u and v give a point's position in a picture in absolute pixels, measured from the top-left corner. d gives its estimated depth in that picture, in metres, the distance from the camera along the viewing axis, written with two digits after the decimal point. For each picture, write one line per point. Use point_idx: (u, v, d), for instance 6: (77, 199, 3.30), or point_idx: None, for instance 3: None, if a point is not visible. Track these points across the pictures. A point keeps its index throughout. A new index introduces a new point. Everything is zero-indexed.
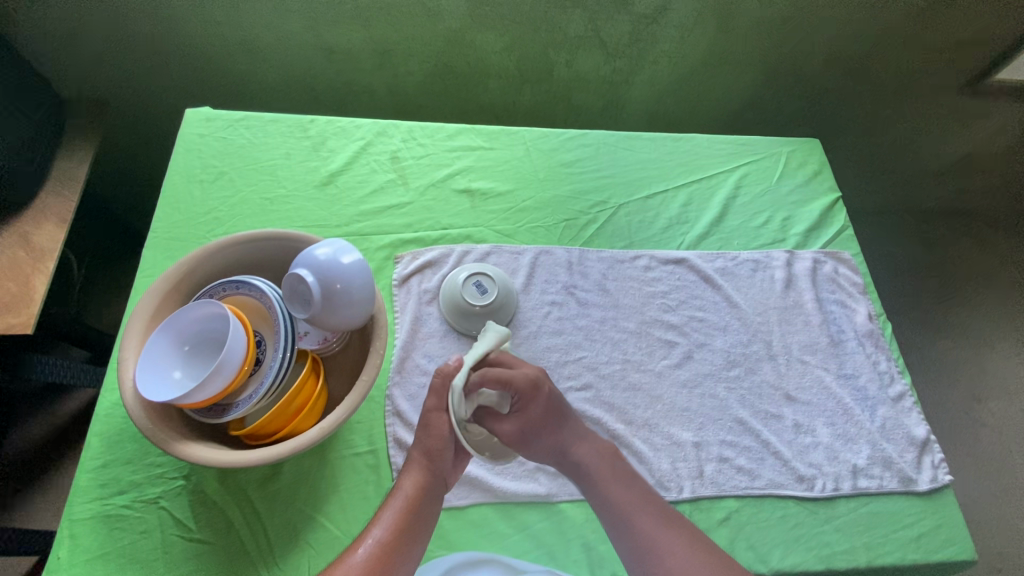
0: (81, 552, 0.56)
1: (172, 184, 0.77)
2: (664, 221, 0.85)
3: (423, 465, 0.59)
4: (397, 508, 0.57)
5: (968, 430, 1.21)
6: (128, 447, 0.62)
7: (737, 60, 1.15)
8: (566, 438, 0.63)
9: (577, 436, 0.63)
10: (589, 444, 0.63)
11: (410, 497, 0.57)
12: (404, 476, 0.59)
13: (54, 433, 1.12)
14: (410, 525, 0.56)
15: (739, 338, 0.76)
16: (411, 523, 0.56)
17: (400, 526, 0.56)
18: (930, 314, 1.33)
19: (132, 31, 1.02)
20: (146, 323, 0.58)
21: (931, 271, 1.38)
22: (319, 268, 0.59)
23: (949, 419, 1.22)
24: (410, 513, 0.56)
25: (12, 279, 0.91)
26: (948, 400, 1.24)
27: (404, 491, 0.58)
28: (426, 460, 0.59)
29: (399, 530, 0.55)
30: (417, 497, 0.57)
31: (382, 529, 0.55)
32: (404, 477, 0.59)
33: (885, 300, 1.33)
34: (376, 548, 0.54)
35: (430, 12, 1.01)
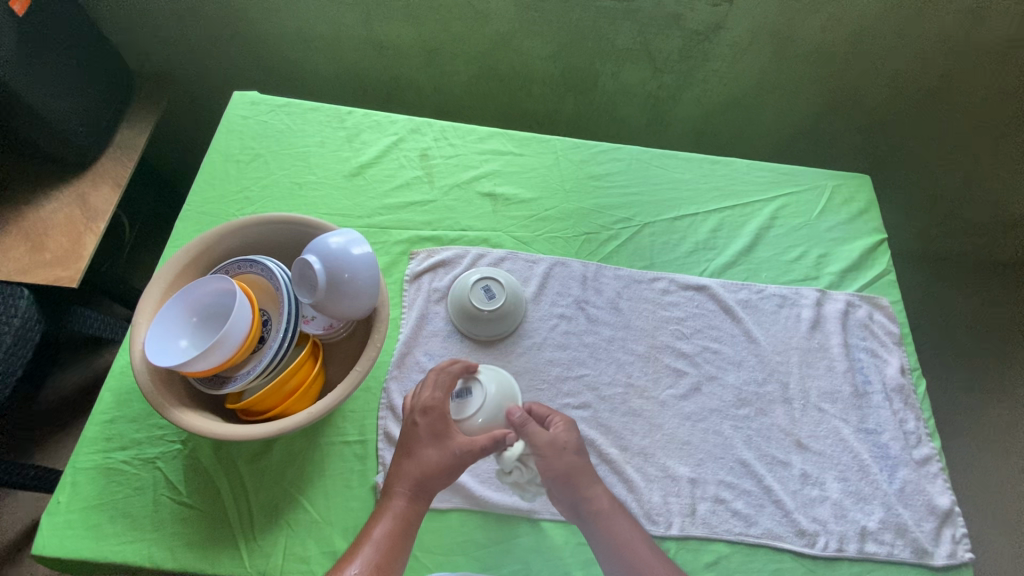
0: (79, 499, 0.60)
1: (211, 161, 0.81)
2: (690, 245, 0.82)
3: (420, 490, 0.57)
4: (391, 529, 0.55)
5: (1015, 504, 1.11)
6: (136, 406, 0.65)
7: (793, 84, 1.10)
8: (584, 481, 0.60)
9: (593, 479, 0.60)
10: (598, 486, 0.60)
11: (401, 520, 0.55)
12: (390, 498, 0.56)
13: (89, 381, 1.20)
14: (400, 546, 0.54)
15: (754, 376, 0.72)
16: (403, 547, 0.55)
17: (393, 546, 0.54)
18: (983, 374, 1.22)
19: (199, 16, 1.08)
20: (163, 291, 0.60)
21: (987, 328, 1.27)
22: (327, 255, 0.60)
23: (992, 490, 1.12)
24: (404, 536, 0.55)
25: (65, 235, 1.00)
26: (993, 470, 1.14)
27: (397, 511, 0.56)
28: (425, 485, 0.57)
29: (392, 551, 0.54)
30: (411, 520, 0.56)
31: (376, 549, 0.53)
32: (392, 500, 0.56)
33: (933, 353, 1.24)
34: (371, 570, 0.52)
35: (479, 15, 1.01)
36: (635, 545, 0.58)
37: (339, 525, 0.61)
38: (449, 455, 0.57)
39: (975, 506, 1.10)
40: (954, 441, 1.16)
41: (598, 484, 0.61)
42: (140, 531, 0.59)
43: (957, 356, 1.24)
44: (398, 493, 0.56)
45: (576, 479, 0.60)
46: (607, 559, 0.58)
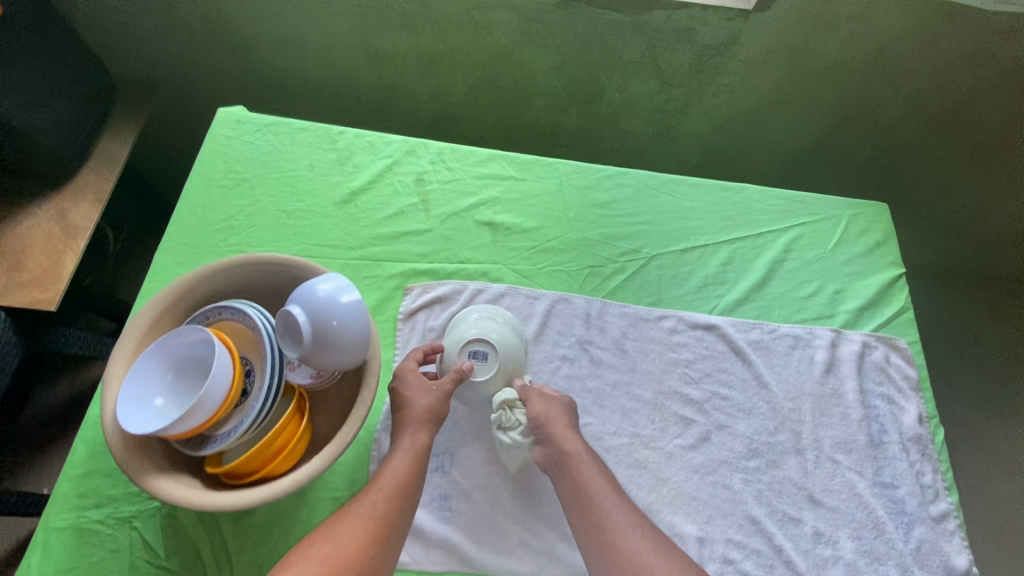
0: (50, 562, 0.56)
1: (193, 186, 0.76)
2: (700, 279, 0.78)
3: (426, 424, 0.59)
4: (409, 457, 0.57)
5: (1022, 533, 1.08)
6: (111, 459, 0.61)
7: (807, 100, 1.05)
8: (558, 432, 0.59)
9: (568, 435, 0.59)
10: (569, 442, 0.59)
11: (416, 450, 0.57)
12: (404, 433, 0.58)
13: (77, 396, 1.17)
14: (417, 474, 0.56)
15: (765, 425, 0.69)
16: (419, 474, 0.56)
17: (410, 471, 0.56)
18: (992, 397, 1.19)
19: (183, 23, 1.02)
20: (138, 340, 0.56)
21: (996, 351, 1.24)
22: (312, 306, 0.55)
23: (1000, 518, 1.10)
24: (419, 464, 0.57)
25: (45, 255, 0.96)
26: (1001, 497, 1.11)
27: (408, 442, 0.58)
28: (428, 419, 0.59)
29: (410, 478, 0.55)
30: (423, 451, 0.58)
31: (393, 475, 0.55)
32: (401, 438, 0.58)
33: (942, 375, 1.21)
34: (391, 491, 0.54)
35: (479, 25, 0.96)
36: (594, 488, 0.56)
37: None
38: (439, 400, 0.60)
39: (981, 536, 1.08)
40: (960, 466, 1.14)
41: (570, 433, 0.60)
42: None
43: (967, 378, 1.21)
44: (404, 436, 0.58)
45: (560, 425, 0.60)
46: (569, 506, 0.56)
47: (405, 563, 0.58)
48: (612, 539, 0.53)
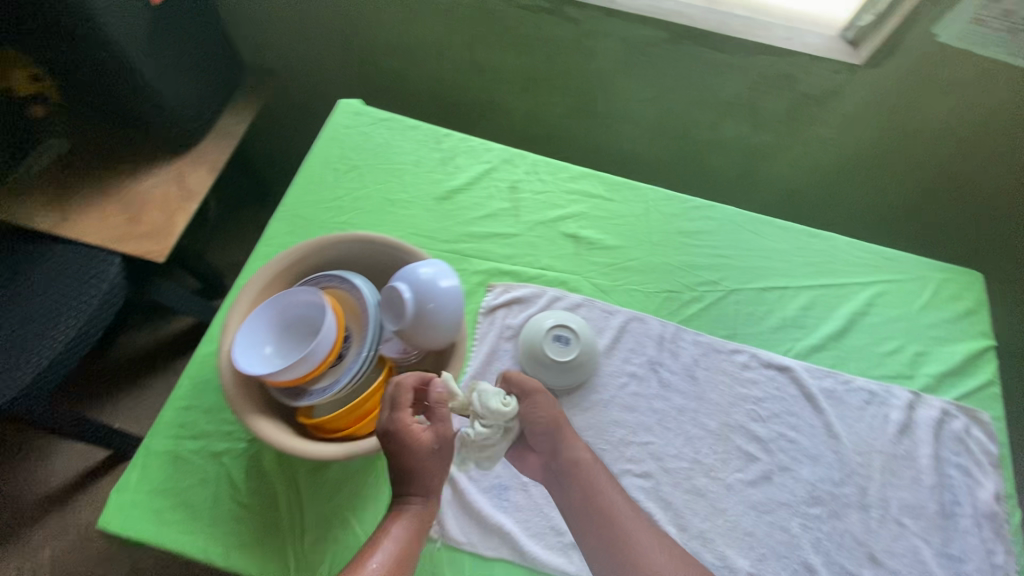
0: (148, 480, 0.62)
1: (310, 165, 0.83)
2: (777, 319, 0.78)
3: (425, 485, 0.58)
4: (410, 527, 0.56)
5: None
6: (210, 398, 0.66)
7: (901, 161, 1.04)
8: (572, 442, 0.63)
9: (581, 449, 0.62)
10: (584, 453, 0.62)
11: (416, 521, 0.56)
12: (403, 496, 0.57)
13: (155, 345, 1.31)
14: (414, 543, 0.55)
15: (830, 474, 0.68)
16: (414, 546, 0.55)
17: (407, 540, 0.55)
18: None
19: (312, 24, 1.12)
20: (255, 294, 0.62)
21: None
22: (417, 285, 0.60)
23: None
24: (417, 533, 0.56)
25: (162, 211, 1.07)
26: None
27: (407, 508, 0.56)
28: (428, 481, 0.58)
29: (405, 546, 0.54)
30: (421, 518, 0.57)
31: (390, 543, 0.54)
32: (400, 501, 0.57)
33: None
34: (390, 564, 0.53)
35: (584, 53, 1.01)
36: (607, 501, 0.60)
37: None
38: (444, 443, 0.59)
39: None
40: None
41: (575, 439, 0.63)
42: (199, 523, 0.61)
43: None
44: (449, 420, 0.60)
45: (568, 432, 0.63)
46: (585, 523, 0.59)
47: (460, 542, 0.61)
48: (640, 560, 0.57)
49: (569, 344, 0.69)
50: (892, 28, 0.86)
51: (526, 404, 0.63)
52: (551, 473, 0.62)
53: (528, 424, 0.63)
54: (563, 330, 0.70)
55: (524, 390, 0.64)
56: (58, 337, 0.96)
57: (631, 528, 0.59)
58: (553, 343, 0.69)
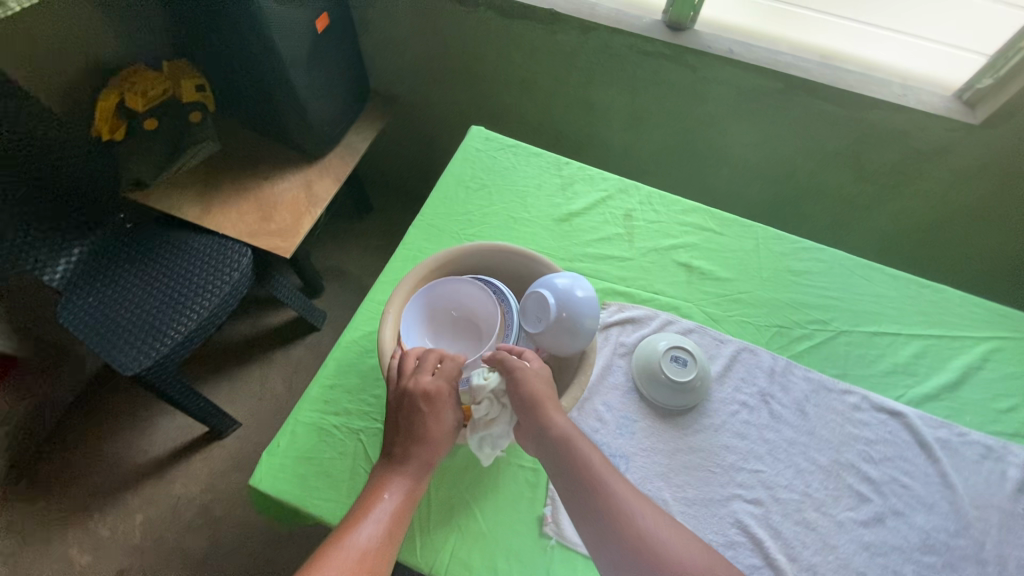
0: (295, 448, 0.68)
1: (445, 181, 0.91)
2: (887, 365, 0.78)
3: (418, 463, 0.60)
4: (400, 500, 0.58)
5: None
6: (351, 380, 0.73)
7: (1010, 222, 1.04)
8: (584, 447, 0.61)
9: (593, 454, 0.62)
10: (596, 457, 0.62)
11: (408, 491, 0.59)
12: (397, 471, 0.59)
13: (254, 334, 1.46)
14: (403, 517, 0.58)
15: (945, 525, 0.67)
16: (402, 521, 0.57)
17: (397, 516, 0.57)
18: None
19: (441, 56, 1.23)
20: (410, 287, 0.69)
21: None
22: (558, 294, 0.65)
23: None
24: (406, 507, 0.58)
25: (290, 212, 1.19)
26: None
27: (399, 485, 0.59)
28: (422, 461, 0.60)
29: (396, 521, 0.57)
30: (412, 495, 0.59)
31: (383, 519, 0.56)
32: (394, 476, 0.59)
33: None
34: (384, 534, 0.56)
35: (697, 96, 1.06)
36: (612, 500, 0.59)
37: (502, 544, 0.64)
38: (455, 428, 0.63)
39: None
40: None
41: (587, 446, 0.62)
42: (338, 492, 0.66)
43: None
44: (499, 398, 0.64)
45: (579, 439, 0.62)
46: (598, 526, 0.58)
47: (575, 543, 0.64)
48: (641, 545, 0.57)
49: (686, 366, 0.73)
50: (1015, 91, 0.88)
51: (508, 378, 0.63)
52: (563, 480, 0.61)
53: (518, 405, 0.62)
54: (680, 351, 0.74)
55: (508, 368, 0.63)
56: (193, 314, 1.07)
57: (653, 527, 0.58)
58: (670, 363, 0.73)
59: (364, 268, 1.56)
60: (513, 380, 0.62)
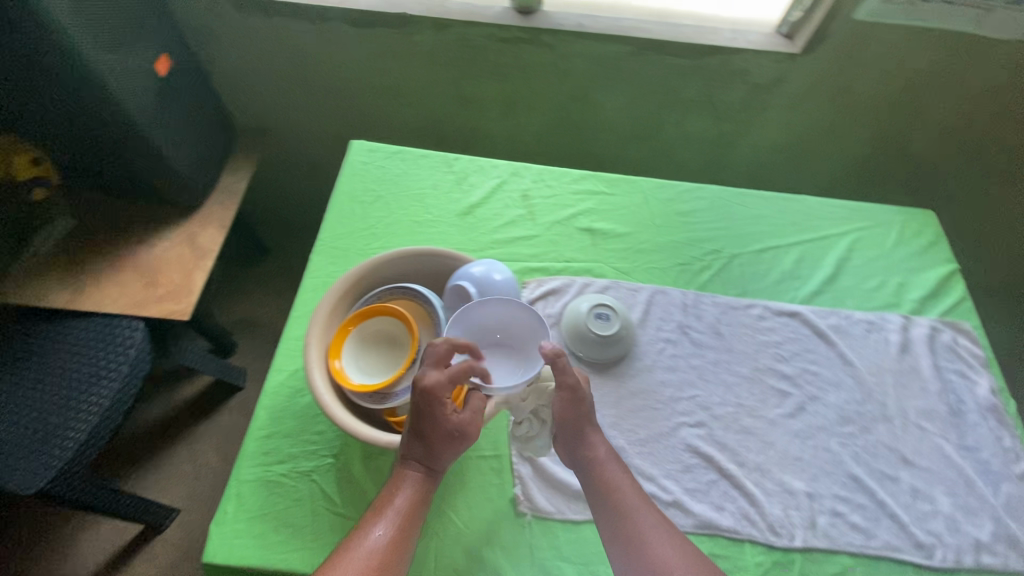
0: (246, 510, 0.64)
1: (338, 201, 0.89)
2: (777, 274, 0.88)
3: (427, 461, 0.60)
4: (410, 498, 0.59)
5: None
6: (288, 423, 0.70)
7: (846, 130, 1.20)
8: (615, 473, 0.63)
9: (620, 480, 0.63)
10: (625, 483, 0.63)
11: (416, 490, 0.59)
12: (406, 469, 0.60)
13: (172, 412, 1.34)
14: (416, 518, 0.58)
15: (853, 396, 0.77)
16: (414, 519, 0.58)
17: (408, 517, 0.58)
18: None
19: (305, 78, 1.20)
20: (326, 314, 0.67)
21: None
22: (476, 282, 0.67)
23: None
24: (418, 506, 0.59)
25: (177, 272, 1.10)
26: None
27: (409, 483, 0.59)
28: (429, 457, 0.60)
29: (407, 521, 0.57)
30: (422, 491, 0.60)
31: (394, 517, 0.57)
32: (404, 474, 0.60)
33: None
34: (394, 535, 0.56)
35: (560, 72, 1.12)
36: (642, 526, 0.60)
37: (484, 536, 0.65)
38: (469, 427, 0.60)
39: None
40: None
41: (619, 468, 0.64)
42: (303, 539, 0.63)
43: None
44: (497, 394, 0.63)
45: (605, 469, 0.63)
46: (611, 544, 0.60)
47: (551, 512, 0.66)
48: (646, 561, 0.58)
49: (609, 319, 0.78)
50: (818, 18, 1.02)
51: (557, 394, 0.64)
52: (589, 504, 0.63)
53: (562, 431, 0.64)
54: (601, 306, 0.78)
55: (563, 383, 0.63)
56: (91, 410, 0.95)
57: (661, 554, 0.58)
58: (594, 321, 0.77)
59: (276, 312, 1.48)
60: (569, 399, 0.63)
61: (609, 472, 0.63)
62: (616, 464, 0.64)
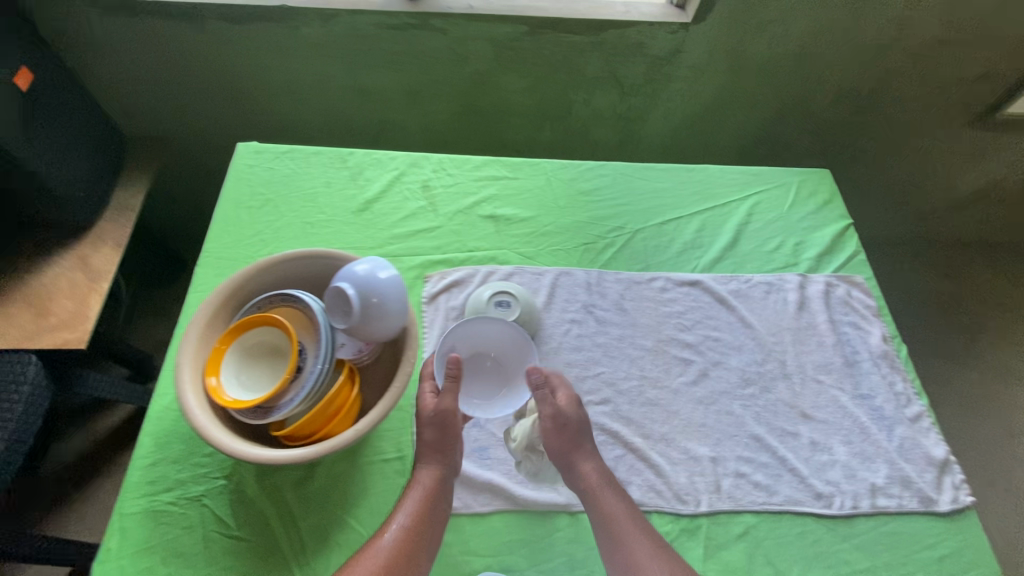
0: (131, 544, 0.61)
1: (224, 209, 0.84)
2: (679, 246, 0.88)
3: (438, 458, 0.63)
4: (421, 496, 0.61)
5: (979, 460, 1.28)
6: (175, 448, 0.66)
7: (750, 97, 1.21)
8: (611, 498, 0.63)
9: (618, 507, 0.62)
10: (623, 509, 0.62)
11: (428, 489, 0.62)
12: (419, 469, 0.63)
13: (95, 445, 1.27)
14: (428, 517, 0.60)
15: (754, 357, 0.78)
16: (427, 518, 0.60)
17: (417, 518, 0.60)
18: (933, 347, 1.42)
19: (193, 81, 1.14)
20: (200, 330, 0.64)
21: (920, 309, 1.47)
22: (358, 282, 0.63)
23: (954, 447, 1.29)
24: (430, 505, 0.61)
25: (70, 297, 1.03)
26: (950, 428, 1.32)
27: (420, 482, 0.62)
28: (439, 452, 0.63)
29: (417, 523, 0.60)
30: (435, 489, 0.62)
31: (405, 516, 0.60)
32: (419, 473, 0.63)
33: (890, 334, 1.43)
34: (403, 533, 0.59)
35: (458, 57, 1.10)
36: (636, 544, 0.60)
37: None
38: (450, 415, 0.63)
39: None
40: None
41: (612, 489, 0.63)
42: (195, 567, 0.60)
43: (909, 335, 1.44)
44: (425, 392, 0.65)
45: (600, 497, 0.63)
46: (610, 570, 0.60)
47: (458, 507, 0.65)
48: None
49: (510, 305, 0.76)
50: None
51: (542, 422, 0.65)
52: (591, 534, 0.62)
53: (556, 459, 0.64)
54: (502, 293, 0.77)
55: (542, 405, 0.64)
56: None
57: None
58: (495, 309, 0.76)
59: None
60: (553, 427, 0.64)
61: (605, 497, 0.63)
62: (613, 490, 0.63)
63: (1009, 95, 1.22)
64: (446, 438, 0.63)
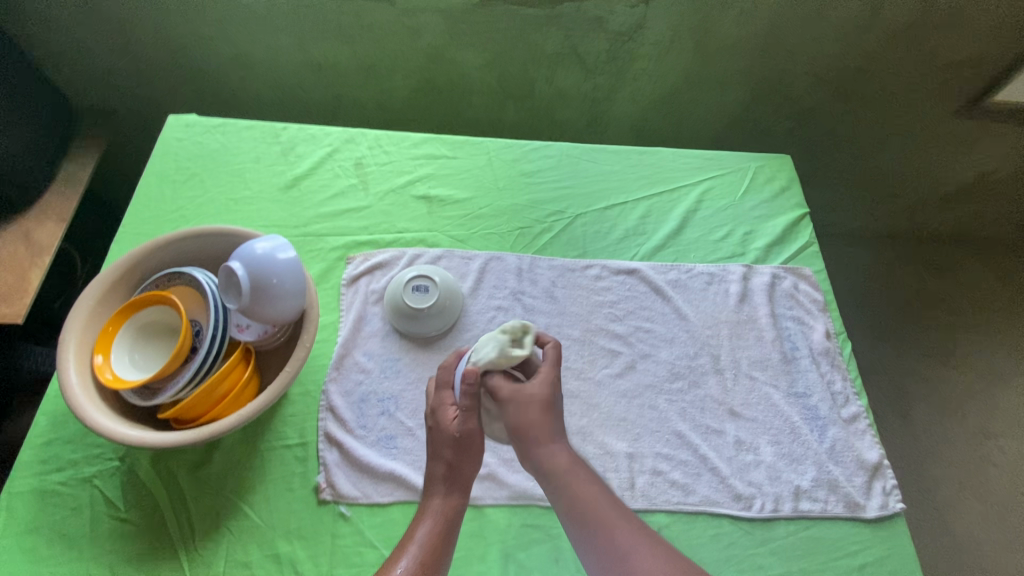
0: (16, 523, 0.60)
1: (146, 183, 0.82)
2: (620, 232, 0.84)
3: (451, 488, 0.57)
4: (434, 528, 0.55)
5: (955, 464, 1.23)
6: (72, 427, 0.65)
7: (720, 78, 1.16)
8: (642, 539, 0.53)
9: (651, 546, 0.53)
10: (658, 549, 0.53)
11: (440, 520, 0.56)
12: (428, 498, 0.57)
13: None
14: (441, 550, 0.54)
15: (685, 351, 0.75)
16: (439, 553, 0.54)
17: (429, 551, 0.53)
18: (913, 344, 1.36)
19: (141, 52, 1.10)
20: (88, 307, 0.61)
21: (903, 305, 1.41)
22: (252, 261, 0.60)
23: (927, 449, 1.24)
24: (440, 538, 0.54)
25: (12, 272, 0.98)
26: (925, 429, 1.27)
27: (431, 513, 0.56)
28: (452, 480, 0.57)
29: (429, 556, 0.53)
30: (447, 519, 0.56)
31: (415, 550, 0.53)
32: (429, 503, 0.57)
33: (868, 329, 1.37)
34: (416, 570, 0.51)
35: (410, 29, 1.05)
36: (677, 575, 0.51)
37: (281, 529, 0.61)
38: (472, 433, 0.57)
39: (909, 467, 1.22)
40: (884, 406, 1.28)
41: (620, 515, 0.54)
42: (79, 550, 0.59)
43: (888, 331, 1.38)
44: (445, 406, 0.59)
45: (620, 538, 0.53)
46: None
47: (356, 497, 0.63)
48: None
49: (429, 290, 0.73)
50: None
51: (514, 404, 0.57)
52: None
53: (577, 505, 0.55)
54: (420, 278, 0.74)
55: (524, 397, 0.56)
56: None
57: None
58: (412, 293, 0.73)
59: None
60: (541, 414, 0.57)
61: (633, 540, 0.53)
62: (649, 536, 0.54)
63: (998, 81, 1.16)
64: (468, 463, 0.58)
